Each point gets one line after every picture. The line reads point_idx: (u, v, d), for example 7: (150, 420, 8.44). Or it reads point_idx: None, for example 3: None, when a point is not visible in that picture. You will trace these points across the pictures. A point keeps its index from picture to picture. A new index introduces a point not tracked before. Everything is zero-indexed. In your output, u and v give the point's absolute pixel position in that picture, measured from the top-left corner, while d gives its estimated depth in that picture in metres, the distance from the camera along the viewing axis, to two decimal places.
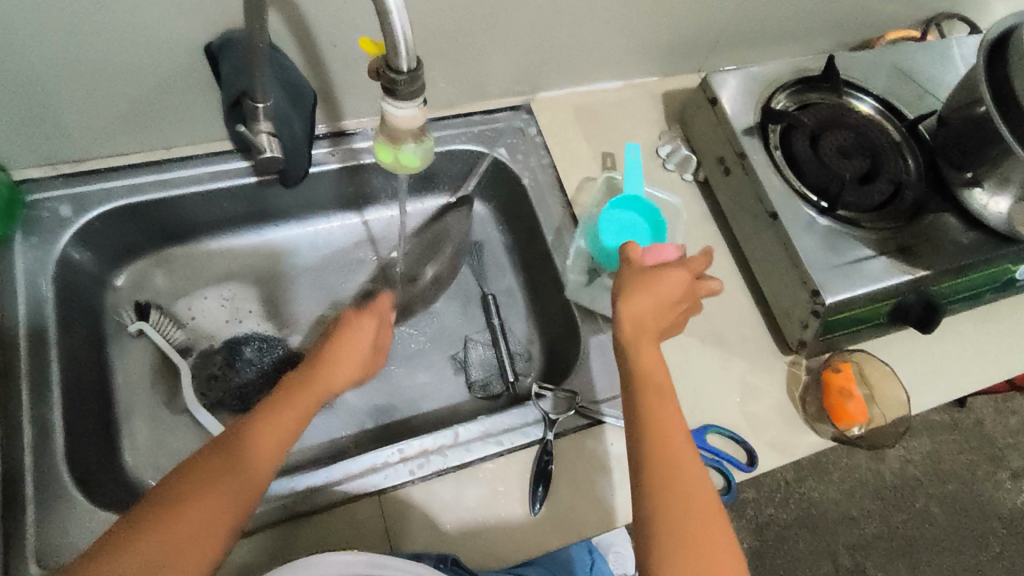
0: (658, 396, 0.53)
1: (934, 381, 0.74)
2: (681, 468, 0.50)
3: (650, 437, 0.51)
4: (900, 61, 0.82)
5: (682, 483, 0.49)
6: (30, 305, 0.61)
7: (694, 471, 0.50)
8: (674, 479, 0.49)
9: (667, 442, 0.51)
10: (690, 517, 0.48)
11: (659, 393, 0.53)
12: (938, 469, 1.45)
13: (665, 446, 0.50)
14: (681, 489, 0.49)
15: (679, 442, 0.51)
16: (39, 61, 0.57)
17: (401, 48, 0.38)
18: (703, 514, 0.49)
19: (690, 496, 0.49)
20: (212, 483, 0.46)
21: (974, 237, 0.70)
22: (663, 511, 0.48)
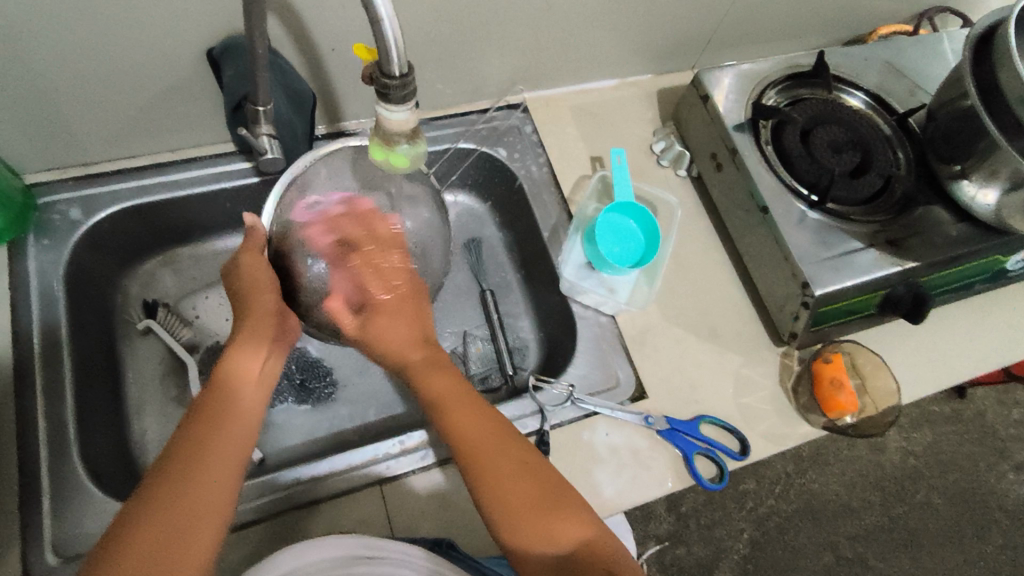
0: (461, 402, 0.55)
1: (926, 371, 0.75)
2: (500, 465, 0.52)
3: (460, 451, 0.53)
4: (892, 56, 0.83)
5: (503, 471, 0.52)
6: (44, 305, 0.63)
7: (509, 460, 0.52)
8: (492, 478, 0.51)
9: (478, 447, 0.53)
10: (519, 495, 0.51)
11: (450, 411, 0.55)
12: (940, 460, 1.46)
13: (477, 447, 0.53)
14: (506, 480, 0.51)
15: (486, 435, 0.54)
16: (49, 68, 0.59)
17: (393, 54, 0.39)
18: (533, 481, 0.52)
19: (515, 476, 0.52)
20: (195, 492, 0.46)
21: (964, 229, 0.71)
22: (494, 501, 0.51)
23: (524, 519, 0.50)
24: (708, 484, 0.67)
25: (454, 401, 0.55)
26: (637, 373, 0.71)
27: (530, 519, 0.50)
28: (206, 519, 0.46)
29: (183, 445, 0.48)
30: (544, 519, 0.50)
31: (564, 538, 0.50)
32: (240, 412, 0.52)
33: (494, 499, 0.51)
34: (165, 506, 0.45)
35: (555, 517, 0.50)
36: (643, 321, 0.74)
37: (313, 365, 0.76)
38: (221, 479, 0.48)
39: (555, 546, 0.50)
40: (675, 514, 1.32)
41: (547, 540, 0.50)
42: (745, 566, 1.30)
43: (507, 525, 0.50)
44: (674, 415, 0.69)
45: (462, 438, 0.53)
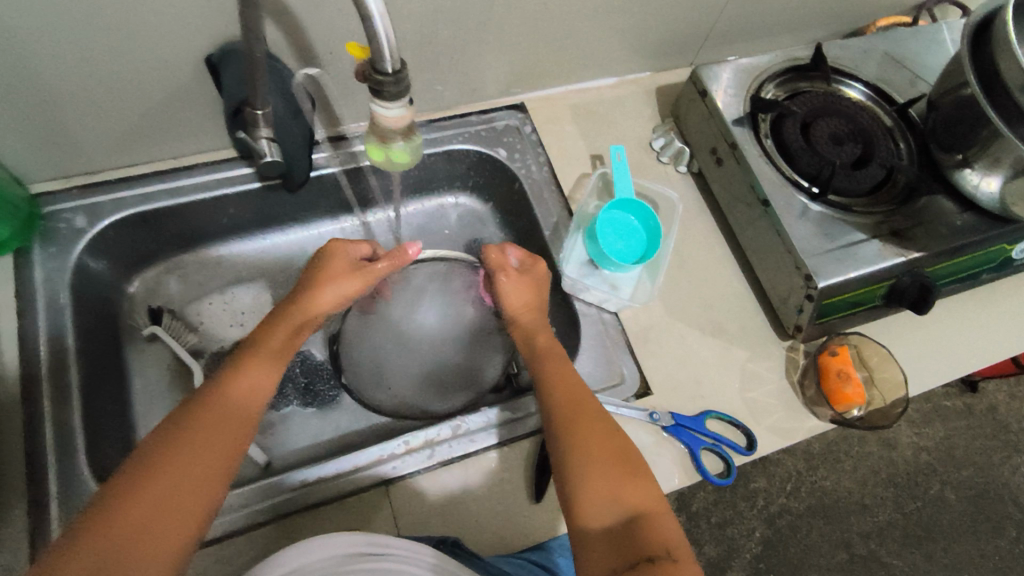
0: (566, 372, 0.60)
1: (934, 363, 0.74)
2: (591, 423, 0.56)
3: (557, 408, 0.57)
4: (891, 47, 0.83)
5: (590, 426, 0.55)
6: (50, 313, 0.63)
7: (596, 421, 0.56)
8: (579, 429, 0.55)
9: (571, 406, 0.57)
10: (598, 447, 0.53)
11: (557, 377, 0.60)
12: (952, 455, 1.44)
13: (573, 403, 0.57)
14: (592, 433, 0.55)
15: (585, 398, 0.58)
16: (50, 77, 0.59)
17: (385, 50, 0.39)
18: (610, 450, 0.53)
19: (601, 435, 0.55)
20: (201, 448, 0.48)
21: (968, 218, 0.70)
22: (575, 460, 0.53)
23: (595, 470, 0.52)
24: (714, 479, 0.66)
25: (567, 376, 0.60)
26: (642, 369, 0.71)
27: (604, 473, 0.52)
28: (196, 485, 0.47)
29: (192, 416, 0.50)
30: (621, 479, 0.51)
31: (629, 502, 0.50)
32: (241, 391, 0.54)
33: (577, 448, 0.53)
34: (164, 468, 0.46)
35: (627, 481, 0.51)
36: (647, 318, 0.74)
37: (317, 368, 0.76)
38: (214, 451, 0.49)
39: (620, 506, 0.50)
40: (685, 514, 1.31)
41: (613, 499, 0.50)
42: (757, 565, 1.29)
43: (584, 472, 0.52)
44: (679, 411, 0.69)
45: (560, 397, 0.58)
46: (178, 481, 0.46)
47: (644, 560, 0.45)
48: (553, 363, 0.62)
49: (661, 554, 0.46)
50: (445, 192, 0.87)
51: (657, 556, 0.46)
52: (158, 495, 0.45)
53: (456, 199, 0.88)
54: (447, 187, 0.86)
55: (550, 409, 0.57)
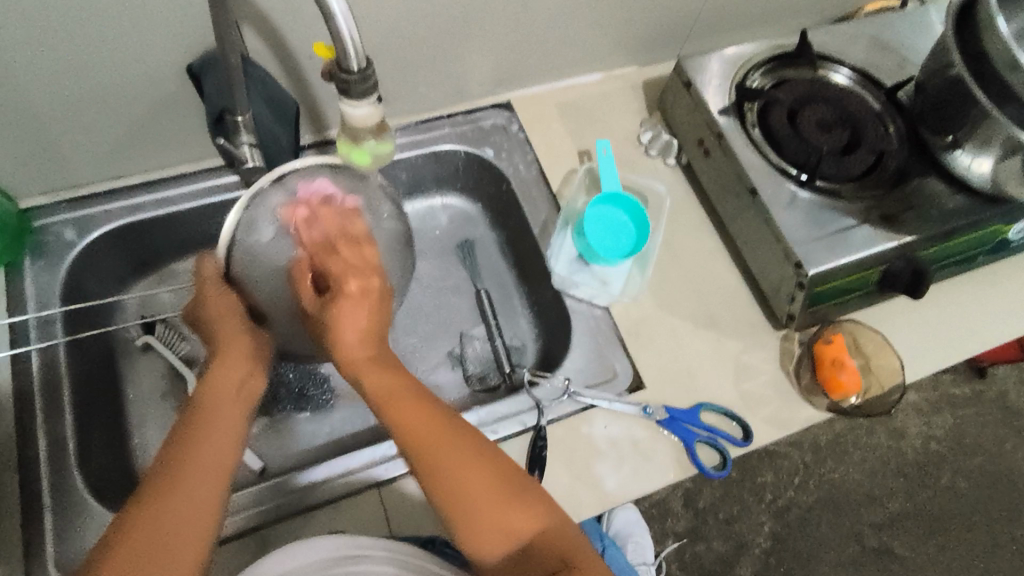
0: (416, 406, 0.50)
1: (932, 348, 0.73)
2: (455, 456, 0.48)
3: (410, 448, 0.49)
4: (877, 31, 0.82)
5: (459, 459, 0.48)
6: (41, 327, 0.64)
7: (460, 449, 0.48)
8: (447, 462, 0.48)
9: (426, 438, 0.49)
10: (470, 481, 0.47)
11: (392, 397, 0.51)
12: (964, 443, 1.42)
13: (415, 424, 0.49)
14: (459, 465, 0.48)
15: (434, 425, 0.49)
16: (33, 93, 0.60)
17: (350, 49, 0.40)
18: (483, 473, 0.48)
19: (469, 466, 0.48)
20: (161, 528, 0.43)
21: (961, 200, 0.70)
22: (450, 498, 0.47)
23: (481, 507, 0.47)
24: (711, 472, 0.66)
25: (402, 399, 0.50)
26: (635, 363, 0.71)
27: (485, 512, 0.47)
28: (191, 532, 0.44)
29: (168, 456, 0.47)
30: (498, 509, 0.47)
31: (517, 529, 0.47)
32: (220, 422, 0.50)
33: (446, 488, 0.47)
34: (159, 518, 0.43)
35: (512, 509, 0.47)
36: (638, 311, 0.74)
37: (311, 372, 0.76)
38: (206, 494, 0.46)
39: (508, 539, 0.46)
40: (692, 510, 1.30)
41: (501, 534, 0.46)
42: (766, 560, 1.28)
43: (463, 516, 0.47)
44: (673, 404, 0.69)
45: (410, 429, 0.49)
46: (173, 529, 0.43)
47: None
48: (387, 378, 0.52)
49: (557, 569, 0.46)
50: (435, 192, 0.87)
51: (557, 569, 0.46)
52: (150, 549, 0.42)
53: (445, 200, 0.87)
54: (436, 188, 0.86)
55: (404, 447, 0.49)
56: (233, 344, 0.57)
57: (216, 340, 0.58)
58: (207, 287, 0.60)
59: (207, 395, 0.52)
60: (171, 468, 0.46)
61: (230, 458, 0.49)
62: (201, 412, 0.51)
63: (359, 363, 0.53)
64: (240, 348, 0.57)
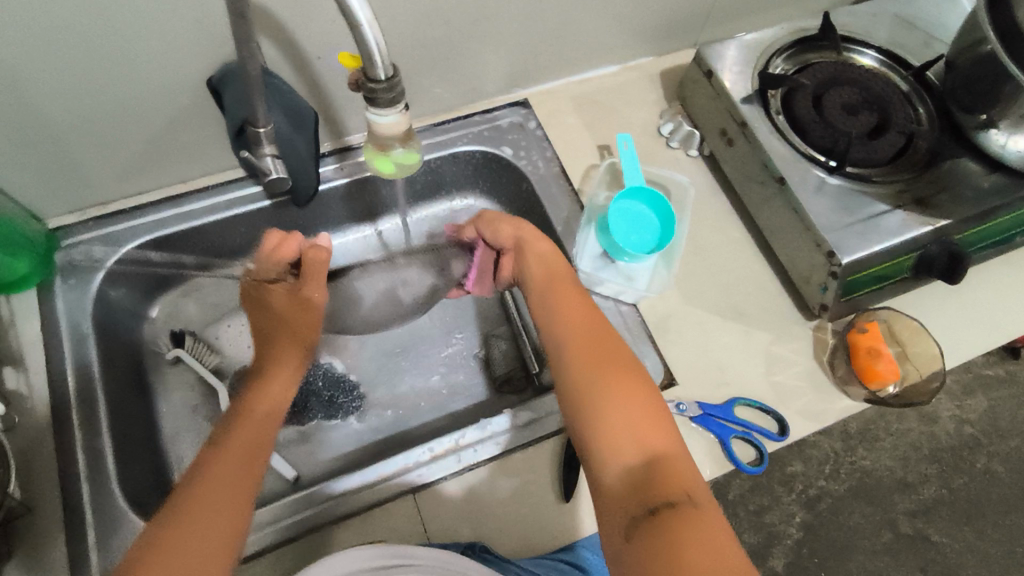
0: (584, 311, 0.58)
1: (970, 333, 0.72)
2: (603, 371, 0.52)
3: (565, 349, 0.55)
4: (901, 9, 0.80)
5: (601, 369, 0.52)
6: (74, 345, 0.65)
7: (603, 356, 0.53)
8: (586, 367, 0.52)
9: (588, 365, 0.53)
10: (613, 386, 0.51)
11: (558, 306, 0.59)
12: (998, 426, 1.39)
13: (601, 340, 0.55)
14: (598, 374, 0.52)
15: (590, 334, 0.55)
16: (55, 112, 0.60)
17: (376, 59, 0.40)
18: (622, 380, 0.51)
19: (611, 375, 0.52)
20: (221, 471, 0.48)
21: (996, 179, 0.67)
22: (588, 390, 0.51)
23: (611, 409, 0.49)
24: (746, 467, 0.65)
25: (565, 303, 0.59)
26: (665, 360, 0.70)
27: (627, 420, 0.48)
28: (223, 501, 0.46)
29: (215, 443, 0.51)
30: (628, 413, 0.49)
31: (644, 444, 0.47)
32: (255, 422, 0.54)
33: (589, 386, 0.51)
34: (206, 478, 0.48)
35: (644, 415, 0.49)
36: (665, 306, 0.73)
37: (340, 380, 0.77)
38: (237, 474, 0.49)
39: (634, 445, 0.47)
40: (722, 503, 1.28)
41: (629, 437, 0.47)
42: (800, 551, 1.26)
43: (593, 421, 0.49)
44: (706, 399, 0.68)
45: (572, 346, 0.55)
46: (205, 497, 0.46)
47: (666, 505, 0.42)
48: (556, 285, 0.61)
49: (682, 499, 0.43)
50: (453, 194, 0.87)
51: (677, 501, 0.43)
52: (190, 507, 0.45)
53: (464, 201, 0.87)
54: (455, 190, 0.86)
55: (560, 349, 0.55)
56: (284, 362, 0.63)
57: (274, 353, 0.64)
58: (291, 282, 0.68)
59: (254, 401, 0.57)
60: (213, 450, 0.50)
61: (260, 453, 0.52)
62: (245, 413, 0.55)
63: (542, 275, 0.63)
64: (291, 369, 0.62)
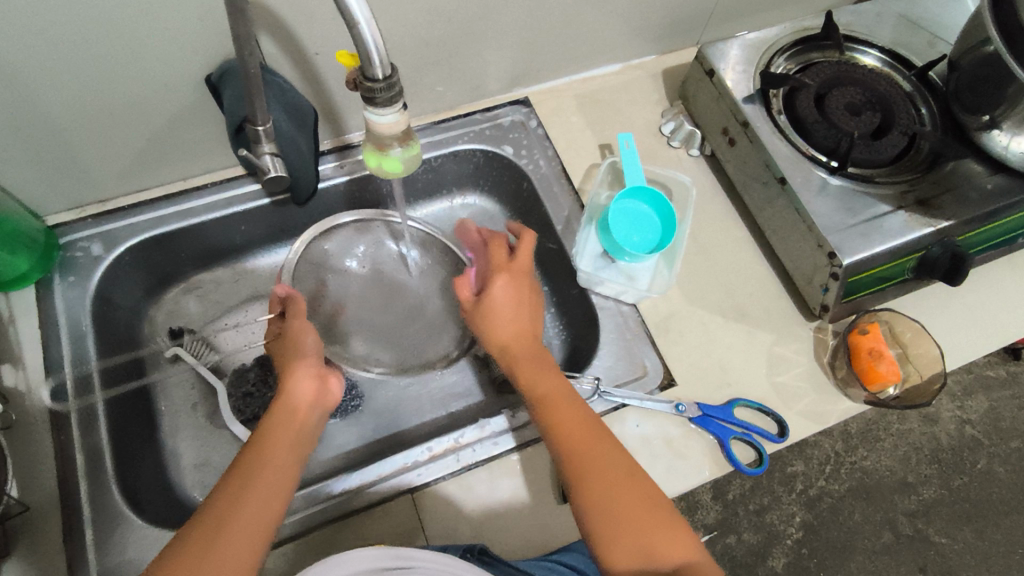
0: (574, 414, 0.57)
1: (972, 334, 0.71)
2: (611, 481, 0.53)
3: (564, 452, 0.55)
4: (905, 8, 0.80)
5: (610, 479, 0.53)
6: (74, 343, 0.65)
7: (604, 463, 0.54)
8: (597, 478, 0.53)
9: (599, 478, 0.53)
10: (621, 491, 0.53)
11: (555, 401, 0.58)
12: (999, 427, 1.39)
13: (593, 434, 0.56)
14: (605, 483, 0.53)
15: (585, 437, 0.56)
16: (54, 110, 0.60)
17: (374, 56, 0.39)
18: (626, 485, 0.53)
19: (615, 478, 0.53)
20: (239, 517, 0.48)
21: (999, 180, 0.67)
22: (593, 489, 0.53)
23: (623, 526, 0.51)
24: (746, 469, 0.65)
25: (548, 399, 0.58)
26: (665, 360, 0.69)
27: (635, 527, 0.51)
28: (242, 554, 0.46)
29: (231, 479, 0.50)
30: (640, 521, 0.51)
31: (656, 556, 0.51)
32: (277, 457, 0.53)
33: (595, 492, 0.52)
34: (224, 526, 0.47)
35: (653, 524, 0.52)
36: (666, 306, 0.73)
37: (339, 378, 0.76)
38: (257, 524, 0.48)
39: (647, 561, 0.50)
40: (722, 502, 1.28)
41: (641, 556, 0.50)
42: (800, 551, 1.26)
43: (605, 531, 0.51)
44: (706, 400, 0.67)
45: (575, 455, 0.54)
46: (222, 550, 0.46)
47: None
48: (541, 378, 0.60)
49: None
50: (453, 192, 0.86)
51: None
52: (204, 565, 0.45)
53: (465, 199, 0.87)
54: (456, 189, 0.86)
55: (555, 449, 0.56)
56: (302, 380, 0.61)
57: (290, 367, 0.62)
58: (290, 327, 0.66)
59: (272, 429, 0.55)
60: (228, 487, 0.50)
61: (282, 493, 0.51)
62: (260, 445, 0.53)
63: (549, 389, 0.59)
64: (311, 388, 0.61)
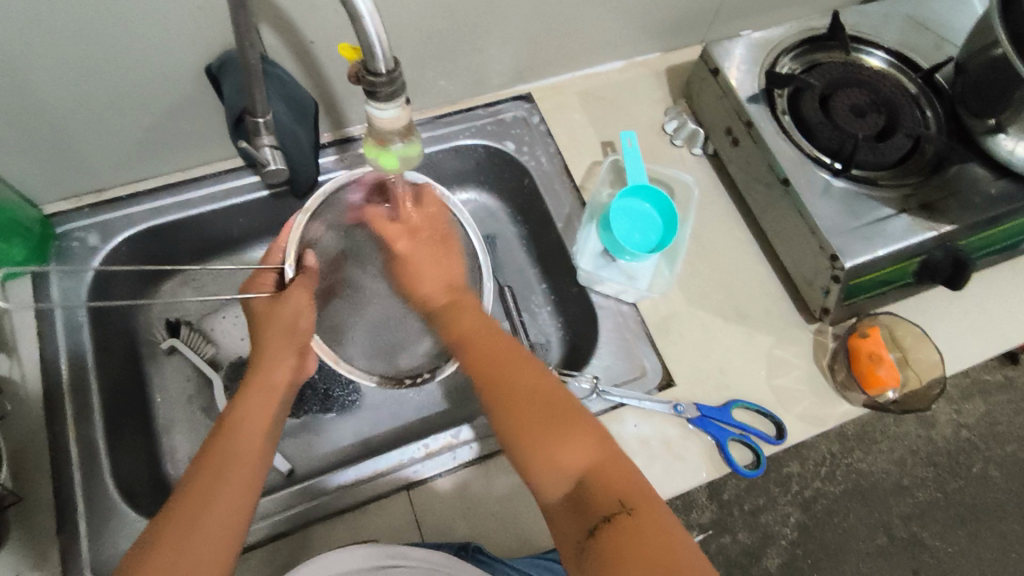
0: (451, 311, 0.60)
1: (974, 340, 0.71)
2: (511, 367, 0.54)
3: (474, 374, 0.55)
4: (912, 9, 0.79)
5: (516, 392, 0.52)
6: (69, 333, 0.64)
7: (529, 388, 0.53)
8: (506, 392, 0.53)
9: (482, 361, 0.55)
10: (532, 398, 0.52)
11: (471, 337, 0.58)
12: (995, 431, 1.39)
13: (504, 360, 0.55)
14: (509, 390, 0.53)
15: (512, 362, 0.55)
16: (51, 98, 0.59)
17: (377, 50, 0.39)
18: (531, 398, 0.52)
19: (521, 391, 0.53)
20: (211, 489, 0.49)
21: (1004, 185, 0.66)
22: (507, 405, 0.52)
23: (532, 436, 0.50)
24: (743, 471, 0.65)
25: (469, 334, 0.58)
26: (664, 361, 0.69)
27: (540, 435, 0.50)
28: (219, 541, 0.48)
29: (207, 456, 0.52)
30: (551, 429, 0.50)
31: (572, 461, 0.49)
32: (247, 440, 0.53)
33: (502, 402, 0.52)
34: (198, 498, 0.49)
35: (563, 432, 0.50)
36: (666, 307, 0.72)
37: (336, 372, 0.76)
38: (236, 499, 0.50)
39: (562, 469, 0.49)
40: (717, 502, 1.28)
41: (558, 464, 0.49)
42: (794, 551, 1.26)
43: (521, 445, 0.50)
44: (704, 401, 0.67)
45: (473, 347, 0.57)
46: (197, 544, 0.47)
47: (602, 522, 0.46)
48: (451, 317, 0.60)
49: (614, 510, 0.46)
50: (454, 187, 0.86)
51: (612, 514, 0.46)
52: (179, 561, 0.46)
53: (465, 195, 0.86)
54: (456, 184, 0.85)
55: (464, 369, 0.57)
56: (276, 348, 0.60)
57: (262, 327, 0.60)
58: (285, 298, 0.61)
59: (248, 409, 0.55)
60: (198, 475, 0.50)
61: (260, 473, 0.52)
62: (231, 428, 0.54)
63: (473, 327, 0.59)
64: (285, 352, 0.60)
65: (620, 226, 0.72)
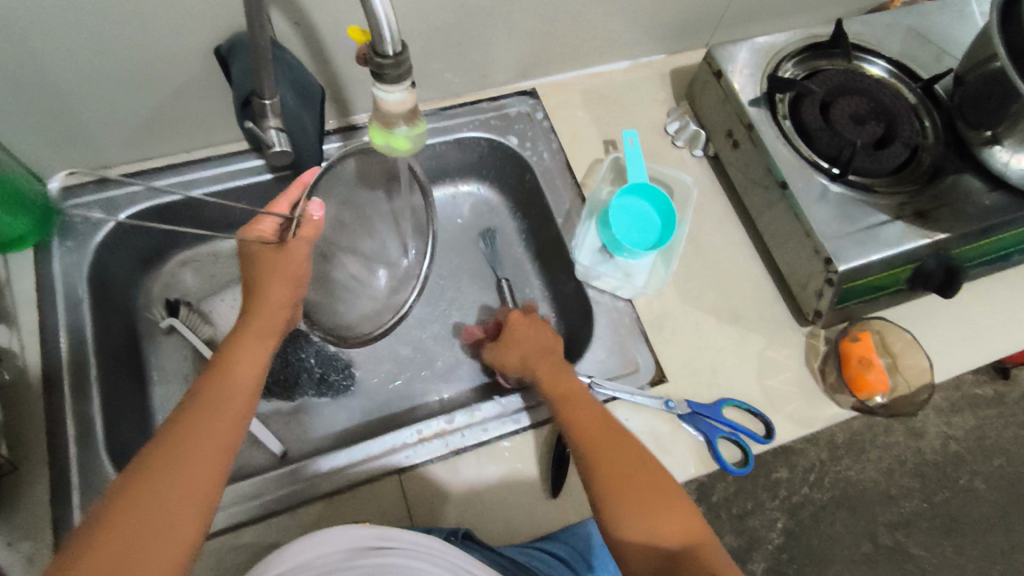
0: (553, 369, 0.64)
1: (963, 348, 0.72)
2: (606, 447, 0.56)
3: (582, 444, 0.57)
4: (914, 21, 0.80)
5: (617, 472, 0.54)
6: (68, 308, 0.65)
7: (632, 464, 0.55)
8: (616, 466, 0.55)
9: (587, 431, 0.58)
10: (629, 474, 0.54)
11: (574, 401, 0.61)
12: (984, 445, 1.40)
13: (585, 430, 0.58)
14: (611, 456, 0.55)
15: (618, 438, 0.57)
16: (61, 73, 0.60)
17: (385, 32, 0.40)
18: (643, 480, 0.54)
19: (631, 475, 0.54)
20: (189, 447, 0.47)
21: (997, 197, 0.67)
22: (611, 479, 0.54)
23: (626, 504, 0.53)
24: (731, 467, 0.66)
25: (579, 399, 0.61)
26: (657, 358, 0.70)
27: (641, 502, 0.53)
28: (191, 513, 0.45)
29: (191, 411, 0.49)
30: (650, 507, 0.53)
31: (665, 535, 0.52)
32: (232, 407, 0.51)
33: (602, 470, 0.55)
34: (177, 453, 0.46)
35: (662, 510, 0.53)
36: (660, 305, 0.73)
37: (331, 358, 0.75)
38: (212, 469, 0.47)
39: (653, 539, 0.52)
40: (704, 504, 1.28)
41: (647, 530, 0.52)
42: (779, 556, 1.27)
43: (613, 502, 0.53)
44: (695, 399, 0.68)
45: (575, 417, 0.59)
46: (168, 518, 0.44)
47: None
48: (573, 403, 0.60)
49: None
50: (457, 179, 0.87)
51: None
52: (164, 493, 0.44)
53: (468, 187, 0.87)
54: (459, 176, 0.86)
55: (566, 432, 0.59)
56: (271, 310, 0.58)
57: (263, 282, 0.59)
58: (289, 246, 0.59)
59: (240, 355, 0.55)
60: (193, 412, 0.49)
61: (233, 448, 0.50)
62: (226, 381, 0.52)
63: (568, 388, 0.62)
64: (282, 298, 0.59)
65: (621, 228, 0.72)
